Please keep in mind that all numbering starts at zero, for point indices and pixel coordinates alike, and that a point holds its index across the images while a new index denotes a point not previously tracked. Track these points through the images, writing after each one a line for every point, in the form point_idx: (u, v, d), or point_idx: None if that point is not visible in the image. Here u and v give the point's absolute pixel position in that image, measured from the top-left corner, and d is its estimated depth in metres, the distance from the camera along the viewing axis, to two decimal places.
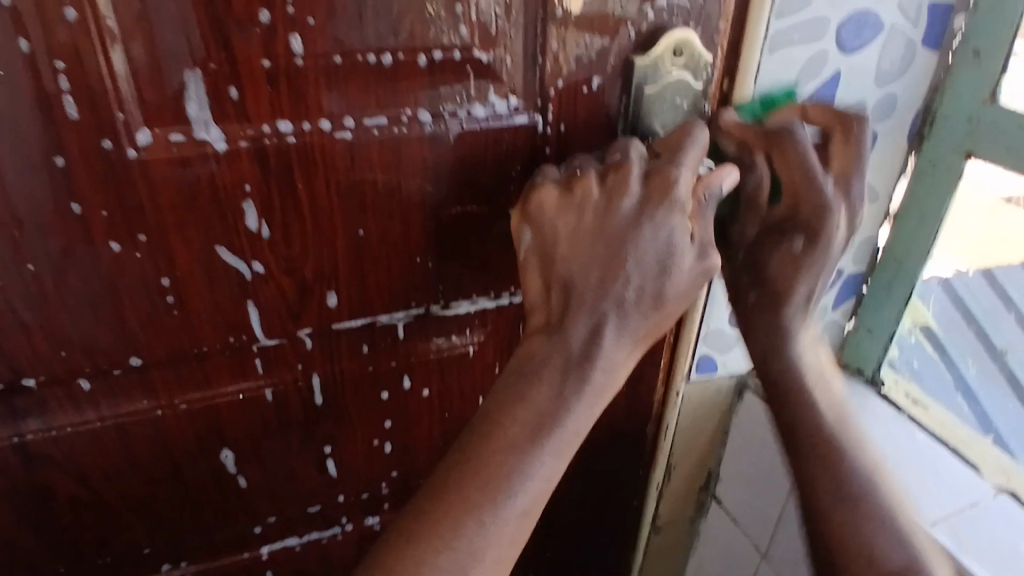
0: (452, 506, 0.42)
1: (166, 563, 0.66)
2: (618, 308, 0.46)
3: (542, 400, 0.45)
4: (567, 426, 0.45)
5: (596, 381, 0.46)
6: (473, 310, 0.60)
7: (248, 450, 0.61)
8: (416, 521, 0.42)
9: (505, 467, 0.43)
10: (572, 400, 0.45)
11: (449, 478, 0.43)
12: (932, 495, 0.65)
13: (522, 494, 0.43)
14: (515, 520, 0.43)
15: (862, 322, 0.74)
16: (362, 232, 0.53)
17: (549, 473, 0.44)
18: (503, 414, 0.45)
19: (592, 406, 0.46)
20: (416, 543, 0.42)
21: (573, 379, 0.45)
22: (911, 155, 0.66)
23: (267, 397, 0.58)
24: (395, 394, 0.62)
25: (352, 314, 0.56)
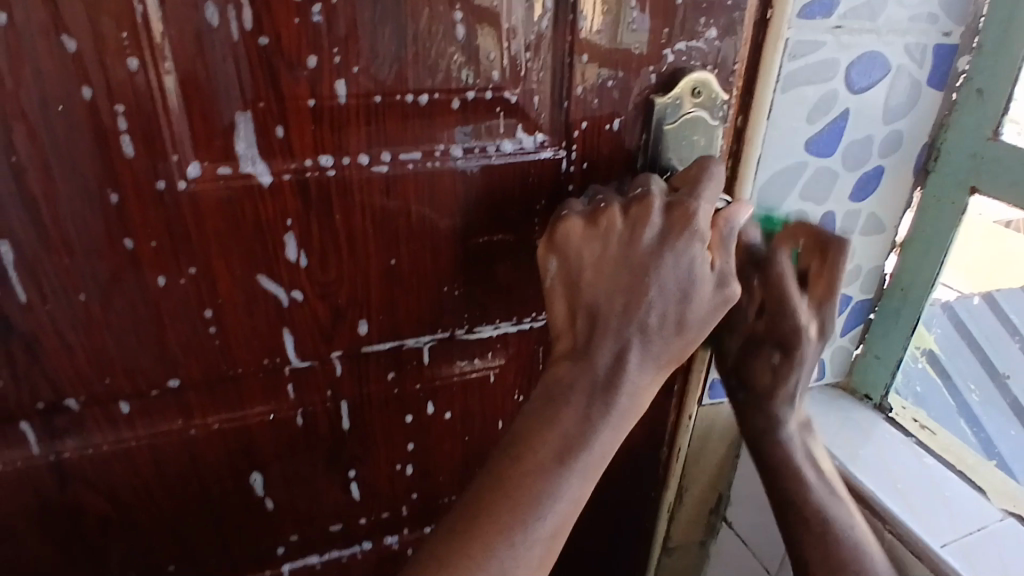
0: (484, 527, 0.43)
1: None
2: (642, 333, 0.47)
3: (568, 424, 0.46)
4: (593, 449, 0.46)
5: (620, 405, 0.47)
6: (496, 334, 0.62)
7: (275, 470, 0.63)
8: (446, 542, 0.44)
9: (534, 489, 0.45)
10: (597, 422, 0.47)
11: (479, 501, 0.45)
12: (942, 520, 0.66)
13: (550, 514, 0.45)
14: (544, 541, 0.44)
15: (870, 348, 0.77)
16: (394, 261, 0.55)
17: (576, 494, 0.46)
18: (532, 438, 0.46)
19: (617, 429, 0.48)
20: (447, 563, 0.43)
21: (598, 402, 0.47)
22: (916, 189, 0.68)
23: (297, 420, 0.60)
24: (419, 417, 0.64)
25: (381, 338, 0.58)
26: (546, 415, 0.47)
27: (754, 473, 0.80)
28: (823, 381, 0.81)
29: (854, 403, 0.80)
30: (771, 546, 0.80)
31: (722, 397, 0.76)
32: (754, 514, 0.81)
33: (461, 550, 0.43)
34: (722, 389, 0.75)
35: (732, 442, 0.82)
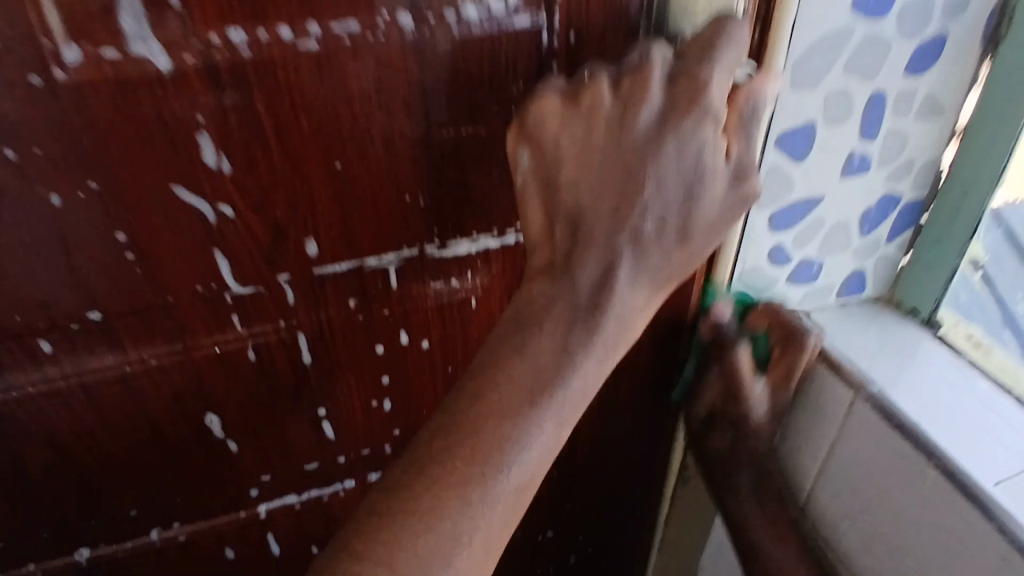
0: (438, 480, 0.36)
1: (157, 522, 0.62)
2: (634, 244, 0.39)
3: (544, 356, 0.38)
4: (573, 385, 0.38)
5: (608, 331, 0.39)
6: (474, 251, 0.53)
7: (234, 410, 0.56)
8: (392, 500, 0.37)
9: (498, 435, 0.37)
10: (578, 353, 0.38)
11: (428, 451, 0.37)
12: (993, 455, 0.56)
13: (518, 465, 0.37)
14: (512, 494, 0.37)
15: (920, 256, 0.66)
16: (340, 164, 0.45)
17: (550, 441, 0.38)
18: (500, 374, 0.38)
19: (603, 361, 0.39)
20: (389, 523, 0.36)
21: (581, 329, 0.39)
22: (984, 61, 0.56)
23: (250, 354, 0.53)
24: (392, 347, 0.56)
25: (336, 258, 0.49)
26: (518, 344, 0.39)
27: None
28: (862, 295, 0.70)
29: (897, 319, 0.69)
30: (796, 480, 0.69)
31: None
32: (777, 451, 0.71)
33: (408, 508, 0.36)
34: (745, 307, 0.66)
35: None
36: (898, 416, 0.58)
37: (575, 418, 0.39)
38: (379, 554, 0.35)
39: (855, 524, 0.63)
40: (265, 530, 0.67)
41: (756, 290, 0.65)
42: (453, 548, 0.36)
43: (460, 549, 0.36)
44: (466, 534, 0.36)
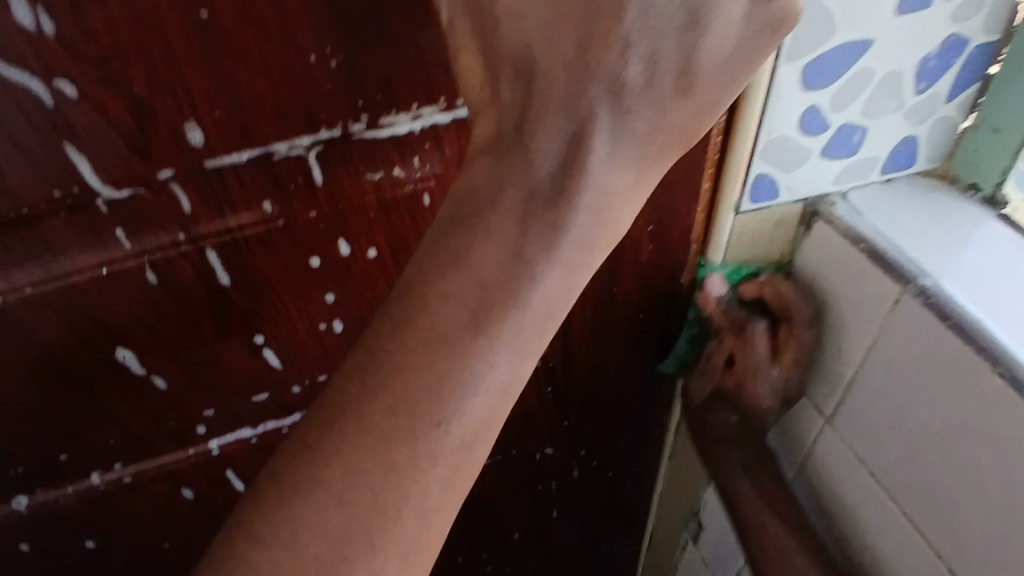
0: (364, 446, 0.28)
1: (96, 469, 0.54)
2: (614, 97, 0.28)
3: (489, 265, 0.30)
4: (533, 304, 0.30)
5: (578, 225, 0.30)
6: (417, 130, 0.41)
7: (149, 342, 0.47)
8: (303, 470, 0.28)
9: (436, 376, 0.29)
10: (537, 263, 0.30)
11: (347, 403, 0.29)
12: None
13: (460, 419, 0.29)
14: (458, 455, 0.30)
15: (986, 117, 0.53)
16: (209, 15, 0.33)
17: (505, 380, 0.30)
18: (439, 293, 0.30)
19: (573, 271, 0.31)
20: (290, 496, 0.28)
21: (540, 223, 0.30)
22: None
23: (150, 276, 0.43)
24: (330, 259, 0.46)
25: (233, 147, 0.38)
26: (455, 245, 0.30)
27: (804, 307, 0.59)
28: (911, 169, 0.57)
29: (951, 197, 0.56)
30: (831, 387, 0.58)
31: (769, 201, 0.55)
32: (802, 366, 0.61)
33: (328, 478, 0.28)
34: (769, 189, 0.53)
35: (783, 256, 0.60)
36: (956, 316, 0.47)
37: (539, 347, 0.31)
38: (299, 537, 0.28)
39: (904, 440, 0.52)
40: (224, 469, 0.59)
41: (781, 166, 0.52)
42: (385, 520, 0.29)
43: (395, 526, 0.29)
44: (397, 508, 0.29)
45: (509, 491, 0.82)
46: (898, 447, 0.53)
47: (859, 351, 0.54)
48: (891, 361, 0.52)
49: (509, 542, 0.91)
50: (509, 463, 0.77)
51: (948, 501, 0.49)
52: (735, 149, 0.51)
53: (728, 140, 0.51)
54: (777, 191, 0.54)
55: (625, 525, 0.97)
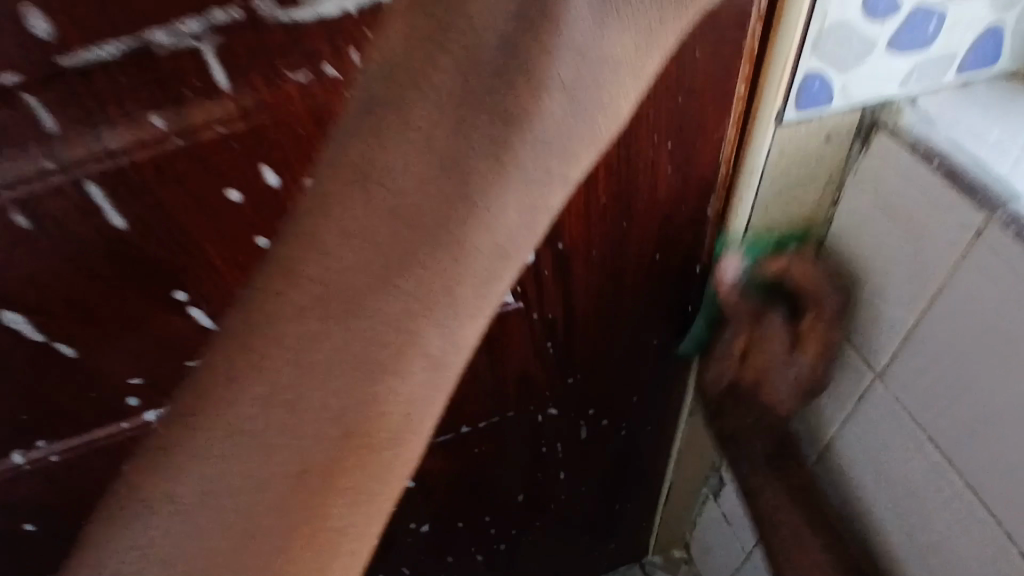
0: (258, 440, 0.27)
1: (14, 450, 0.45)
2: None
3: (412, 193, 0.26)
4: (481, 232, 0.26)
5: (534, 144, 0.26)
6: (347, 9, 0.30)
7: (39, 302, 0.37)
8: (184, 452, 0.27)
9: (343, 372, 0.26)
10: (478, 170, 0.26)
11: (221, 389, 0.27)
12: None
13: (393, 389, 0.27)
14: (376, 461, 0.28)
15: None
16: None
17: (453, 326, 0.27)
18: (319, 278, 0.26)
19: (530, 192, 0.27)
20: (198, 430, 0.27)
21: (481, 119, 0.26)
22: None
23: (17, 221, 0.33)
24: (256, 191, 0.36)
25: (94, 35, 0.28)
26: (359, 186, 0.25)
27: (857, 238, 0.51)
28: (992, 70, 0.48)
29: None
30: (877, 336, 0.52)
31: (820, 109, 0.44)
32: (855, 306, 0.53)
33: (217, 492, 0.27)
34: (820, 94, 0.43)
35: (829, 178, 0.51)
36: None
37: (487, 280, 0.27)
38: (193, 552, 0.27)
39: (973, 398, 0.46)
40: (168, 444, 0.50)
41: (838, 64, 0.42)
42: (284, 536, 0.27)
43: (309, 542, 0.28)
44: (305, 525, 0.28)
45: (509, 456, 0.73)
46: (967, 412, 0.46)
47: (922, 297, 0.47)
48: (962, 310, 0.45)
49: (511, 505, 0.84)
50: (509, 427, 0.68)
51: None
52: (780, 40, 0.40)
53: (772, 28, 0.40)
54: (829, 97, 0.44)
55: (638, 481, 0.90)
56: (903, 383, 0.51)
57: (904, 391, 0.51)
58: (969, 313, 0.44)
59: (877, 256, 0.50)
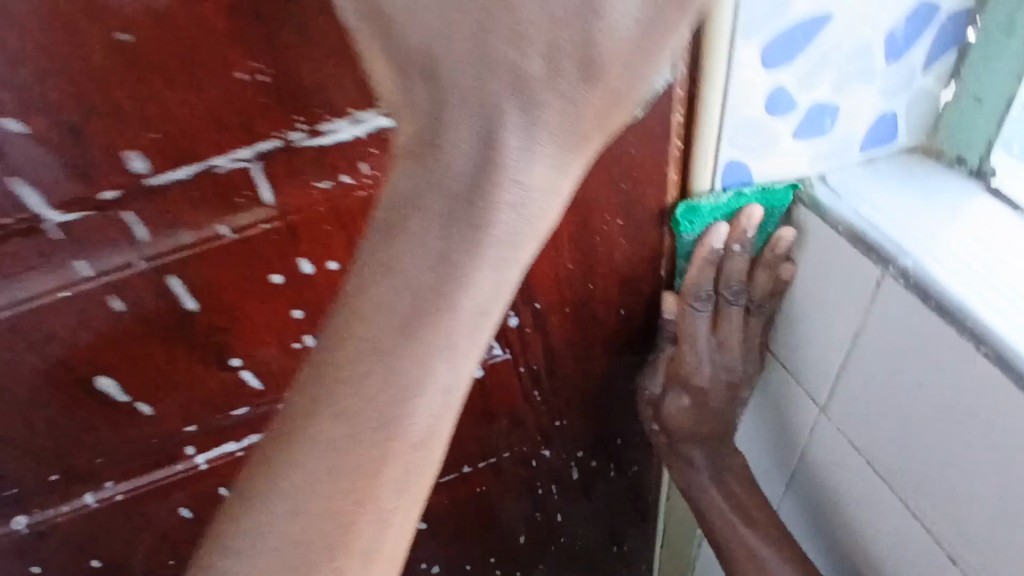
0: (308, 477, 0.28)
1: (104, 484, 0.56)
2: (517, 89, 0.25)
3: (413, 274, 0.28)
4: (462, 306, 0.28)
5: (501, 230, 0.27)
6: (359, 135, 0.40)
7: (125, 368, 0.47)
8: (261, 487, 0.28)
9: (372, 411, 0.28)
10: (464, 265, 0.27)
11: (287, 445, 0.28)
12: None
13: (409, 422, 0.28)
14: (322, 438, 0.28)
15: (967, 86, 0.50)
16: (125, 35, 0.32)
17: (449, 383, 0.29)
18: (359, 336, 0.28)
19: (503, 274, 0.28)
20: (272, 459, 0.29)
21: (462, 225, 0.27)
22: None
23: (118, 306, 0.43)
24: (292, 277, 0.45)
25: (172, 162, 0.37)
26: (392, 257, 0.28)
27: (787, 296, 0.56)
28: (894, 145, 0.53)
29: (934, 171, 0.53)
30: (802, 399, 0.59)
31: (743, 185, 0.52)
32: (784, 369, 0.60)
33: (341, 429, 0.28)
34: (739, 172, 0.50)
35: None
36: (936, 295, 0.44)
37: (475, 344, 0.29)
38: (247, 553, 0.28)
39: (892, 443, 0.51)
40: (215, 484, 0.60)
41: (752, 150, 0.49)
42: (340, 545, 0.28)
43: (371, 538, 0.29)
44: (361, 534, 0.28)
45: (505, 498, 0.80)
46: (881, 463, 0.53)
47: (835, 360, 0.54)
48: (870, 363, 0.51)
49: (515, 544, 0.90)
50: (506, 468, 0.76)
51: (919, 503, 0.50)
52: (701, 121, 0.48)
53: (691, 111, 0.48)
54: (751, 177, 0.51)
55: (642, 519, 0.96)
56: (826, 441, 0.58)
57: (828, 445, 0.58)
58: (860, 380, 0.52)
59: (799, 322, 0.56)
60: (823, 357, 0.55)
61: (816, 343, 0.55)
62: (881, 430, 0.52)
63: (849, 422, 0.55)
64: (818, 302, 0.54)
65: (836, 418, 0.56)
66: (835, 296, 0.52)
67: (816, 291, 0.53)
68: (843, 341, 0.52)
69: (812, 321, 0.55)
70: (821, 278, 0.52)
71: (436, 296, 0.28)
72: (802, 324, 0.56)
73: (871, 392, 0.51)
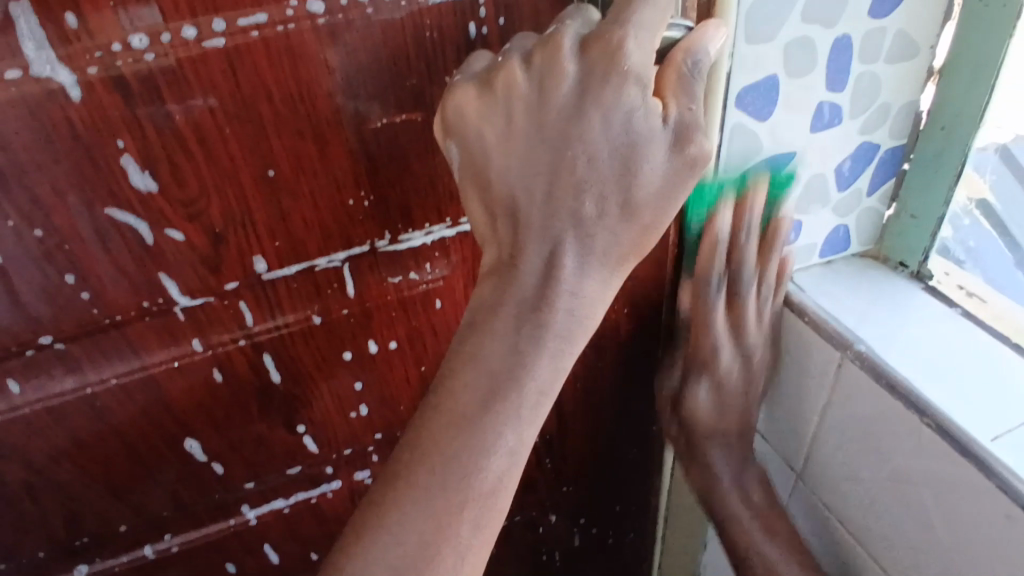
0: (405, 515, 0.36)
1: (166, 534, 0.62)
2: (576, 228, 0.37)
3: (494, 359, 0.38)
4: (529, 384, 0.38)
5: (559, 325, 0.38)
6: (429, 242, 0.51)
7: (208, 431, 0.56)
8: (370, 524, 0.37)
9: (456, 466, 0.37)
10: (530, 351, 0.38)
11: (394, 490, 0.37)
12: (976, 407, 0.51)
13: (481, 476, 0.37)
14: (422, 484, 0.37)
15: (904, 206, 0.61)
16: (272, 172, 0.44)
17: (515, 445, 0.38)
18: (459, 410, 0.37)
19: (558, 358, 0.38)
20: (381, 503, 0.37)
21: (530, 325, 0.38)
22: (949, 20, 0.52)
23: (217, 378, 0.53)
24: (360, 353, 0.55)
25: (286, 261, 0.48)
26: (478, 344, 0.38)
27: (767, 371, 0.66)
28: (847, 251, 0.65)
29: (884, 275, 0.64)
30: (785, 466, 0.68)
31: None
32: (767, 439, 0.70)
33: (439, 482, 0.37)
34: None
35: None
36: (887, 375, 0.54)
37: (537, 417, 0.39)
38: (361, 573, 0.36)
39: (860, 504, 0.60)
40: (262, 542, 0.66)
41: None
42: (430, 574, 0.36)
43: (449, 569, 0.36)
44: (445, 564, 0.36)
45: (514, 564, 0.86)
46: (854, 521, 0.61)
47: (808, 431, 0.64)
48: (837, 433, 0.60)
49: None
50: (517, 533, 0.82)
51: (888, 556, 0.59)
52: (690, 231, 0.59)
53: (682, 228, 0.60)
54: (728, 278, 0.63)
55: None
56: (805, 503, 0.67)
57: (808, 508, 0.67)
58: (830, 447, 0.62)
59: (780, 400, 0.66)
60: (798, 429, 0.65)
61: (792, 417, 0.65)
62: (850, 491, 0.61)
63: (823, 486, 0.64)
64: (793, 382, 0.64)
65: (814, 482, 0.65)
66: (808, 378, 0.62)
67: (791, 368, 0.63)
68: (814, 415, 0.63)
69: (790, 399, 0.65)
70: (797, 364, 0.63)
71: (510, 382, 0.37)
72: (781, 400, 0.66)
73: (839, 458, 0.61)
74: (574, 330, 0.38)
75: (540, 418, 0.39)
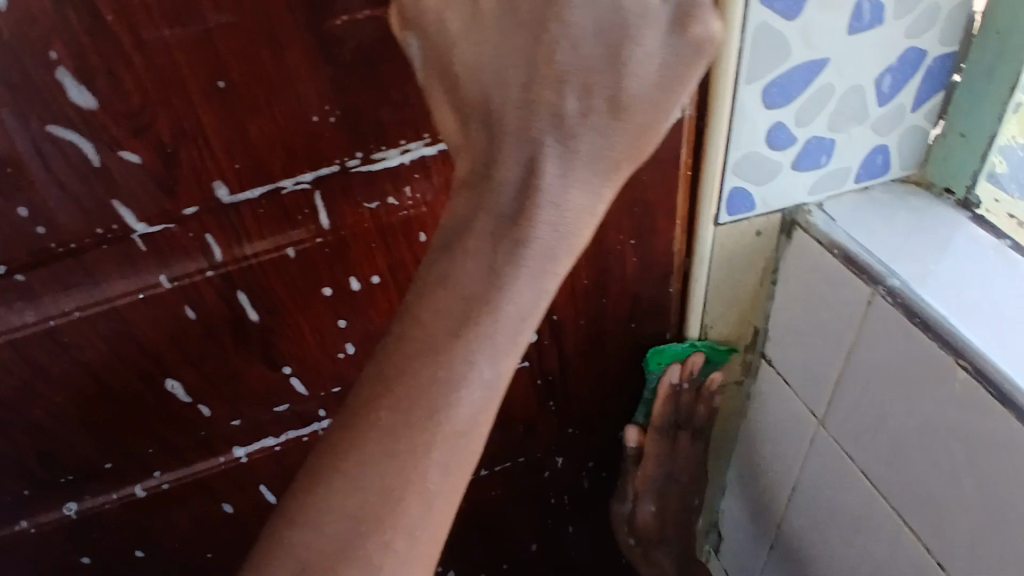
0: (364, 456, 0.33)
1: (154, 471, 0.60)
2: (558, 129, 0.31)
3: (465, 284, 0.33)
4: (505, 311, 0.33)
5: (541, 243, 0.33)
6: (406, 162, 0.46)
7: (185, 367, 0.53)
8: (327, 464, 0.34)
9: (423, 404, 0.33)
10: (506, 274, 0.33)
11: (351, 429, 0.34)
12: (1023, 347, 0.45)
13: (449, 414, 0.33)
14: (387, 422, 0.33)
15: (951, 125, 0.54)
16: (223, 82, 0.39)
17: (489, 378, 0.34)
18: (426, 339, 0.34)
19: (540, 281, 0.34)
20: (339, 442, 0.34)
21: (507, 243, 0.33)
22: None
23: (189, 313, 0.50)
24: (340, 287, 0.51)
25: (249, 182, 0.44)
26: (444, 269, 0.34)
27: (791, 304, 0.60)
28: (885, 176, 0.58)
29: (924, 202, 0.57)
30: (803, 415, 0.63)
31: (747, 214, 0.57)
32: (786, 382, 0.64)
33: (405, 419, 0.33)
34: (744, 202, 0.55)
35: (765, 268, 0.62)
36: (922, 313, 0.49)
37: (517, 348, 0.34)
38: (318, 517, 0.33)
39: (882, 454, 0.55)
40: (254, 479, 0.64)
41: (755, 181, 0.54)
42: (390, 517, 0.33)
43: (415, 510, 0.34)
44: (406, 506, 0.33)
45: (521, 506, 0.83)
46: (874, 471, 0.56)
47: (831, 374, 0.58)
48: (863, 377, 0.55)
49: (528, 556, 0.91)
50: (523, 475, 0.79)
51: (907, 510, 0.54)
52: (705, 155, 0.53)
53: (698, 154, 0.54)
54: (755, 203, 0.56)
55: None
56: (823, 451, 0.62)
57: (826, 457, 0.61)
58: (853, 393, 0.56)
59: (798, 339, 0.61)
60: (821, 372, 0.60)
61: (814, 359, 0.60)
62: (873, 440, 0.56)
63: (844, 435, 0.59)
64: (818, 316, 0.58)
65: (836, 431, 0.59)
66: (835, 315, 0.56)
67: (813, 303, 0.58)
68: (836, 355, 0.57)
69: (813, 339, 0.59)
70: (821, 299, 0.57)
71: (480, 308, 0.33)
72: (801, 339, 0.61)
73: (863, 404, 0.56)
74: (558, 252, 0.34)
75: (520, 350, 0.35)
